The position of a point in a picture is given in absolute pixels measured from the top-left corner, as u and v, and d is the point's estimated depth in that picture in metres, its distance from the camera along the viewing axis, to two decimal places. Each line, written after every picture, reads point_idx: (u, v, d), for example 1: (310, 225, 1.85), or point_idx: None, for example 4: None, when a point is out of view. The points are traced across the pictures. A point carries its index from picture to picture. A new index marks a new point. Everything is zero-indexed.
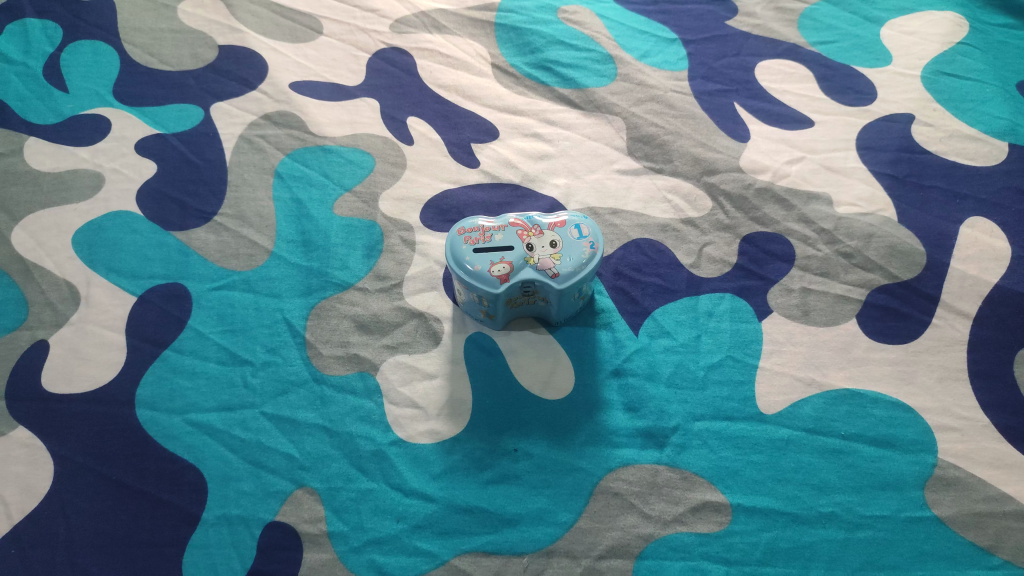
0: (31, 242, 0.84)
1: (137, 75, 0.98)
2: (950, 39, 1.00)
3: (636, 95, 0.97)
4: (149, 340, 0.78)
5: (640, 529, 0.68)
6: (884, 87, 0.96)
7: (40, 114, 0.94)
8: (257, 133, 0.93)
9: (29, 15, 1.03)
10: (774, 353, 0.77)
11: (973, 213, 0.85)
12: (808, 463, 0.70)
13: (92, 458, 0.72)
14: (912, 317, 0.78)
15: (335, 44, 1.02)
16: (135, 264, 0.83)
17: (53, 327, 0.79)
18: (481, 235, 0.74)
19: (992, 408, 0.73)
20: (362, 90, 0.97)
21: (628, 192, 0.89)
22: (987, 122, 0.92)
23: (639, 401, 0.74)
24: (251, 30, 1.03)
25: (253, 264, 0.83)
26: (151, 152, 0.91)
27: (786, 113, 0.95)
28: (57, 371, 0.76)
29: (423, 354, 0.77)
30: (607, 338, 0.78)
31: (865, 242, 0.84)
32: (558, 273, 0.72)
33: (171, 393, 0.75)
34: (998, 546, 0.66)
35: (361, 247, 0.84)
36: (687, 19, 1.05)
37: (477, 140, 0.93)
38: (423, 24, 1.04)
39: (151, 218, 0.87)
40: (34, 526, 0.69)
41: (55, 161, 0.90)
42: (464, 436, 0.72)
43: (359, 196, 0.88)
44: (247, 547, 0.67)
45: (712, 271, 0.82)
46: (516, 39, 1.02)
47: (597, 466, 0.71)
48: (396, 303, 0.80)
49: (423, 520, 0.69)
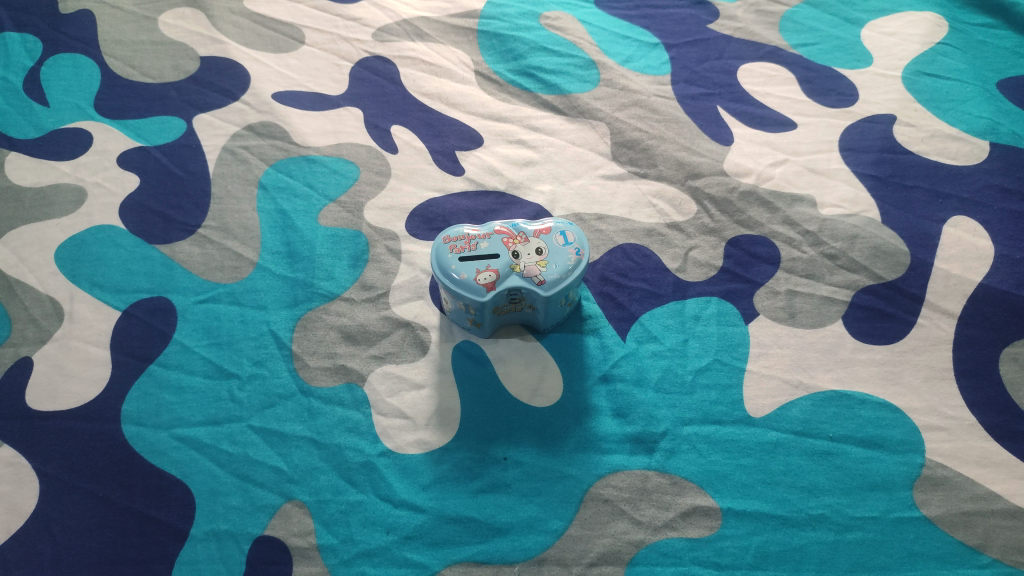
0: (12, 258, 0.83)
1: (119, 88, 0.97)
2: (929, 39, 1.01)
3: (619, 100, 0.97)
4: (135, 355, 0.77)
5: (631, 536, 0.68)
6: (865, 88, 0.97)
7: (21, 128, 0.93)
8: (240, 145, 0.93)
9: (8, 29, 1.02)
10: (761, 356, 0.77)
11: (956, 213, 0.86)
12: (797, 466, 0.71)
13: (78, 476, 0.71)
14: (897, 318, 0.79)
15: (317, 53, 1.02)
16: (120, 279, 0.82)
17: (36, 344, 0.78)
18: (466, 243, 0.73)
19: (979, 407, 0.73)
20: (345, 99, 0.97)
21: (613, 197, 0.89)
22: (967, 122, 0.92)
23: (627, 407, 0.74)
24: (232, 40, 1.02)
25: (238, 276, 0.83)
26: (133, 165, 0.91)
27: (768, 115, 0.95)
28: (42, 388, 0.75)
29: (410, 364, 0.77)
30: (595, 344, 0.78)
31: (850, 243, 0.84)
32: (545, 281, 0.72)
33: (158, 408, 0.74)
34: (986, 545, 0.66)
35: (347, 257, 0.84)
36: (669, 23, 1.05)
37: (462, 148, 0.93)
38: (405, 32, 1.04)
39: (134, 232, 0.86)
40: (20, 545, 0.68)
41: (37, 176, 0.90)
42: (453, 445, 0.72)
43: (344, 206, 0.88)
44: (236, 563, 0.67)
45: (698, 275, 0.82)
46: (499, 46, 1.02)
47: (587, 473, 0.71)
48: (382, 313, 0.80)
49: (413, 531, 0.68)
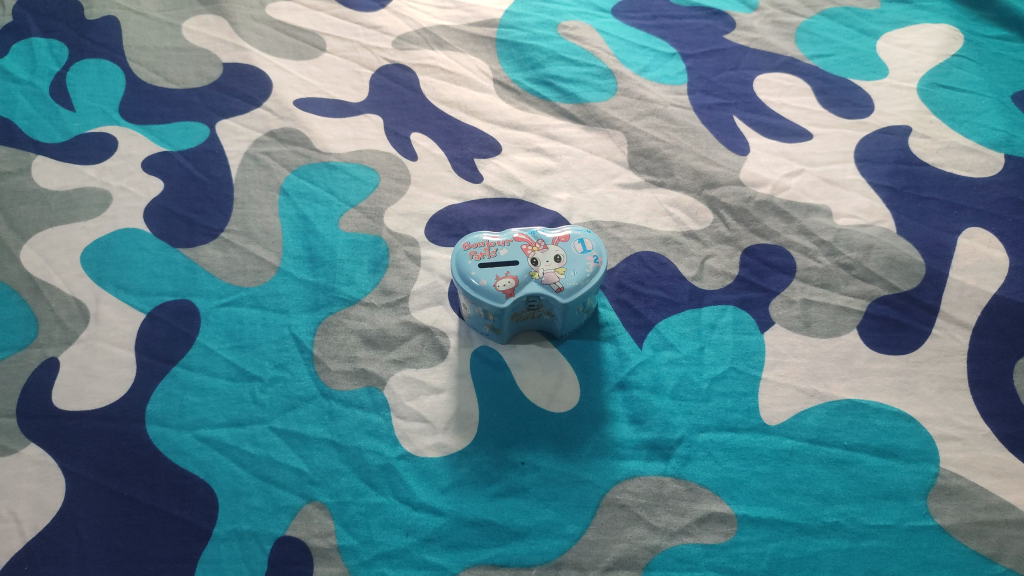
0: (39, 260, 0.85)
1: (143, 94, 0.99)
2: (945, 51, 1.01)
3: (636, 109, 0.98)
4: (159, 357, 0.79)
5: (647, 541, 0.68)
6: (881, 100, 0.98)
7: (48, 133, 0.95)
8: (263, 150, 0.95)
9: (35, 34, 1.04)
10: (777, 365, 0.78)
11: (970, 224, 0.86)
12: (812, 474, 0.71)
13: (102, 475, 0.72)
14: (912, 328, 0.79)
15: (338, 60, 1.03)
16: (144, 281, 0.84)
17: (62, 345, 0.80)
18: (486, 250, 0.74)
19: (994, 418, 0.74)
20: (366, 106, 0.99)
21: (630, 205, 0.90)
22: (983, 134, 0.93)
23: (644, 413, 0.75)
24: (256, 48, 1.04)
25: (260, 280, 0.84)
26: (156, 169, 0.92)
27: (784, 125, 0.96)
28: (68, 388, 0.77)
29: (430, 368, 0.78)
30: (612, 351, 0.79)
31: (865, 253, 0.85)
32: (563, 287, 0.73)
33: (182, 409, 0.76)
34: (1000, 554, 0.67)
35: (367, 262, 0.85)
36: (686, 33, 1.06)
37: (481, 156, 0.94)
38: (425, 40, 1.05)
39: (159, 235, 0.88)
40: (46, 543, 0.69)
41: (63, 179, 0.91)
42: (471, 450, 0.73)
43: (364, 212, 0.89)
44: (258, 562, 0.68)
45: (715, 283, 0.83)
46: (518, 55, 1.04)
47: (604, 478, 0.72)
48: (402, 318, 0.81)
49: (432, 533, 0.69)
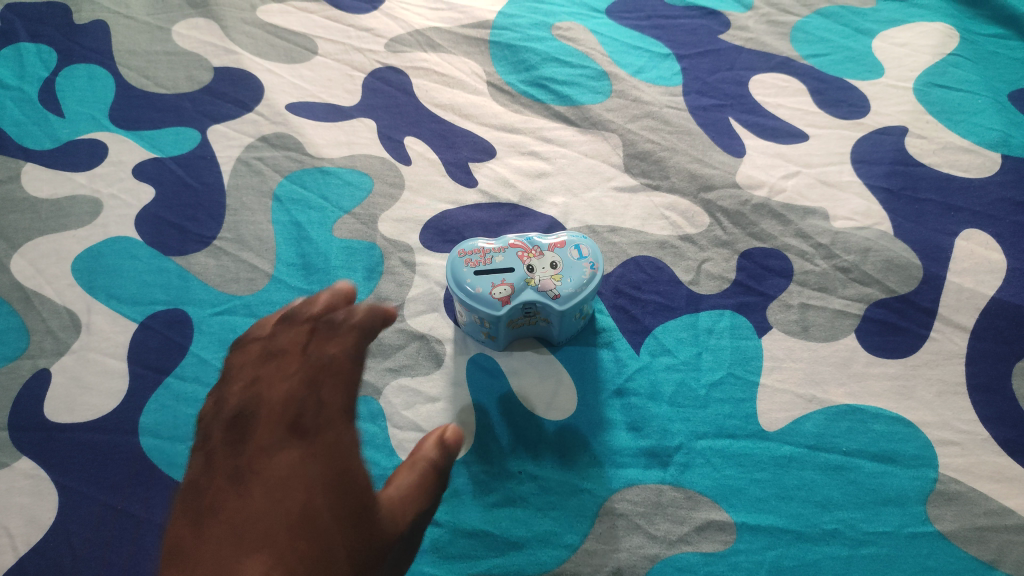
0: (29, 270, 0.84)
1: (133, 99, 0.98)
2: (941, 50, 1.01)
3: (632, 111, 0.97)
4: (152, 367, 0.78)
5: (646, 550, 0.68)
6: (877, 100, 0.97)
7: (37, 139, 0.94)
8: (255, 156, 0.93)
9: (23, 39, 1.03)
10: (775, 370, 0.77)
11: (967, 226, 0.86)
12: (811, 480, 0.71)
13: (96, 488, 0.72)
14: (910, 331, 0.79)
15: (330, 64, 1.02)
16: (136, 290, 0.83)
17: (54, 356, 0.79)
18: (482, 257, 0.74)
19: (992, 422, 0.73)
20: (359, 111, 0.98)
21: (626, 209, 0.89)
22: (979, 134, 0.93)
23: (641, 420, 0.75)
24: (246, 51, 1.03)
25: (254, 288, 0.83)
26: (147, 176, 0.91)
27: (780, 126, 0.96)
28: (60, 400, 0.76)
29: (426, 377, 0.77)
30: (610, 357, 0.78)
31: (862, 256, 0.84)
32: (559, 294, 0.72)
33: (176, 420, 0.75)
34: (1000, 560, 0.67)
35: (362, 269, 0.84)
36: (680, 33, 1.05)
37: (476, 160, 0.94)
38: (418, 43, 1.04)
39: (151, 244, 0.87)
40: (39, 557, 0.68)
41: (53, 187, 0.90)
42: (469, 459, 0.73)
43: (358, 218, 0.88)
44: None
45: (712, 287, 0.83)
46: (511, 57, 1.03)
47: (602, 487, 0.71)
48: (397, 326, 0.81)
49: (430, 544, 0.69)
